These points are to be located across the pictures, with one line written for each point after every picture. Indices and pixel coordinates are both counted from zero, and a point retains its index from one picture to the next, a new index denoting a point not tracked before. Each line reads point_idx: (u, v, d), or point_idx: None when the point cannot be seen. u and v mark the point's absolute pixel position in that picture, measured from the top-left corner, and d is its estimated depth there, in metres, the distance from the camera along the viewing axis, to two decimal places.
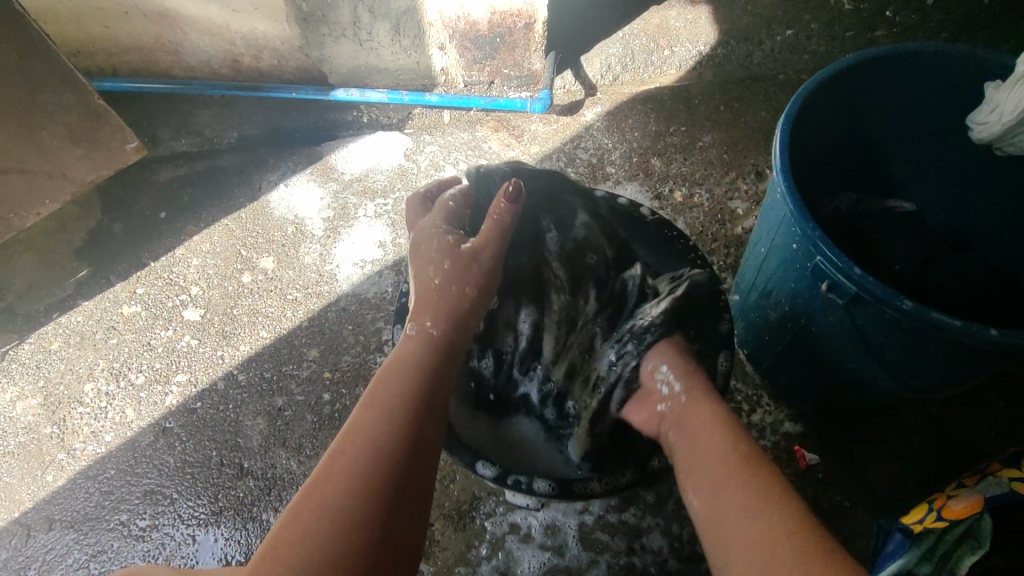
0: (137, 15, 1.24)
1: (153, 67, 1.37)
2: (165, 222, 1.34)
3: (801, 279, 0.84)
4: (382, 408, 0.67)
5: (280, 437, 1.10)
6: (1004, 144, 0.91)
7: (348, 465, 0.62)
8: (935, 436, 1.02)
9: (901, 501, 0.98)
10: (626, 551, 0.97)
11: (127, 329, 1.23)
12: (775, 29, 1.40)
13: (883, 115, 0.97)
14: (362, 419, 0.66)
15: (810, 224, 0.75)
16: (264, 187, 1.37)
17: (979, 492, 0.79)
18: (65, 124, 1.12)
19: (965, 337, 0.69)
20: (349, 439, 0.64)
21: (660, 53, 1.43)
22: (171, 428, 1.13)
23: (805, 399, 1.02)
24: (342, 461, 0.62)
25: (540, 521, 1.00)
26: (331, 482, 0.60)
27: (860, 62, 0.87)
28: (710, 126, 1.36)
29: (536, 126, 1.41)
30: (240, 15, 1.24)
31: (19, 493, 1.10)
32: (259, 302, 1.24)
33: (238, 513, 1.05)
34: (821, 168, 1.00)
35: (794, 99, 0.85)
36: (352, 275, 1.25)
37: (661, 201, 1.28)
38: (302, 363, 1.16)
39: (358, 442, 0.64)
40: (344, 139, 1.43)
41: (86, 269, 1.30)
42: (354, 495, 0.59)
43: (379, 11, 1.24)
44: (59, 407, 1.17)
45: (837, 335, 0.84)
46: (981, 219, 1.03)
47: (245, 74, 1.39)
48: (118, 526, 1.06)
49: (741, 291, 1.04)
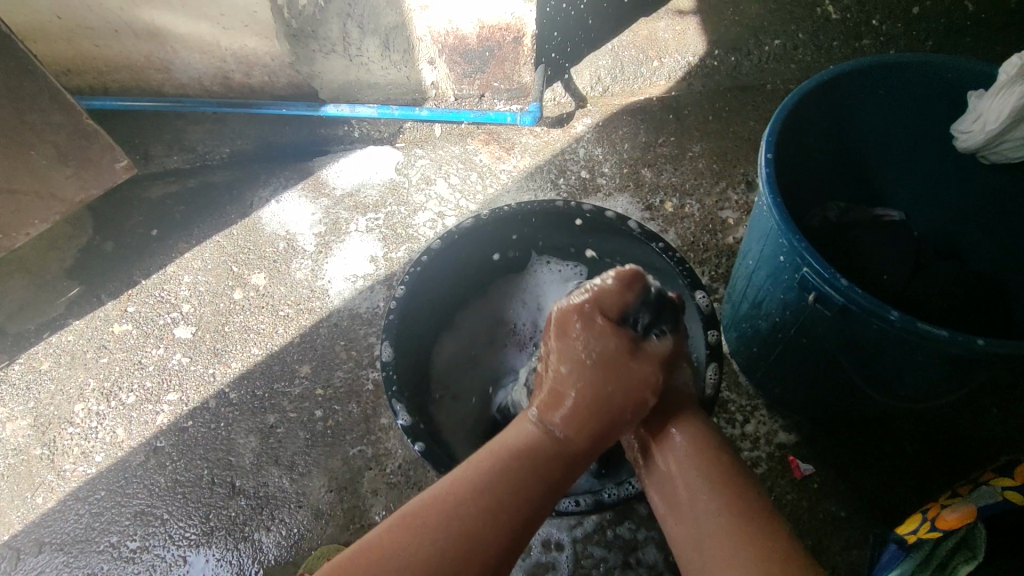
0: (126, 34, 1.25)
1: (143, 85, 1.38)
2: (156, 240, 1.34)
3: (789, 290, 0.84)
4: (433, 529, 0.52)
5: (271, 456, 1.09)
6: (990, 152, 0.91)
7: (408, 558, 0.50)
8: (929, 445, 1.02)
9: (895, 512, 0.97)
10: (622, 565, 0.97)
11: (118, 348, 1.23)
12: (762, 39, 1.42)
13: (868, 126, 0.97)
14: (397, 537, 0.51)
15: (795, 236, 0.75)
16: (255, 203, 1.37)
17: (972, 501, 0.78)
18: (53, 144, 1.12)
19: (953, 347, 0.69)
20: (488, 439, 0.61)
21: (649, 65, 1.43)
22: (162, 447, 1.12)
23: (798, 409, 1.01)
24: (449, 501, 0.54)
25: (535, 536, 0.99)
26: (452, 510, 0.53)
27: (844, 74, 0.88)
28: (700, 136, 1.37)
29: (526, 138, 1.41)
30: (230, 32, 1.25)
31: (8, 516, 1.09)
32: (251, 319, 1.24)
33: (230, 533, 1.04)
34: (808, 179, 1.01)
35: (780, 110, 0.85)
36: (344, 290, 1.25)
37: (652, 211, 1.28)
38: (294, 380, 1.16)
39: (408, 542, 0.51)
40: (336, 154, 1.43)
41: (76, 287, 1.29)
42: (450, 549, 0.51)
43: (369, 26, 1.26)
44: (49, 427, 1.16)
45: (827, 345, 0.84)
46: (972, 228, 1.03)
47: (235, 91, 1.40)
48: (109, 548, 1.05)
49: (733, 302, 1.04)
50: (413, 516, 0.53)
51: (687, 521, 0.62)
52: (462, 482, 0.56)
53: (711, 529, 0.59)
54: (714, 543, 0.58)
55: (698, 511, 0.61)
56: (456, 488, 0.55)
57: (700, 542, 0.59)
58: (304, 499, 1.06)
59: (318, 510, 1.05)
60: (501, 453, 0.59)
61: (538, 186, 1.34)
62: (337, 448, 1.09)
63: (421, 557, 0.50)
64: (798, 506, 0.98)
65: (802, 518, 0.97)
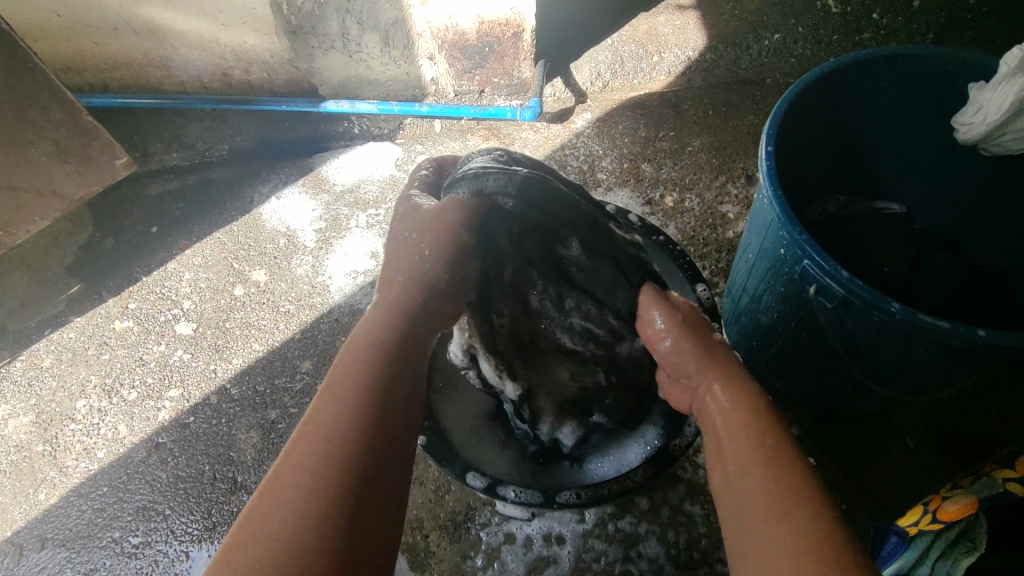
0: (126, 30, 1.25)
1: (142, 82, 1.38)
2: (156, 236, 1.34)
3: (789, 284, 0.84)
4: (338, 392, 0.62)
5: (272, 451, 1.09)
6: (990, 143, 0.91)
7: (276, 519, 0.53)
8: (930, 437, 1.02)
9: (895, 505, 0.97)
10: (623, 558, 0.97)
11: (120, 345, 1.23)
12: (762, 34, 1.42)
13: (868, 118, 0.97)
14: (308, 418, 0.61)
15: (796, 229, 0.75)
16: (255, 199, 1.37)
17: (973, 493, 0.78)
18: (53, 140, 1.12)
19: (953, 339, 0.69)
20: (339, 372, 0.65)
21: (649, 59, 1.45)
22: (164, 443, 1.13)
23: (800, 403, 1.01)
24: (304, 448, 0.58)
25: (537, 529, 0.99)
26: (294, 468, 0.56)
27: (843, 66, 0.88)
28: (700, 130, 1.36)
29: (526, 133, 1.41)
30: (229, 28, 1.25)
31: (10, 512, 1.09)
32: (252, 315, 1.24)
33: (232, 528, 1.04)
34: (808, 173, 1.01)
35: (779, 103, 0.85)
36: (344, 285, 1.25)
37: (653, 206, 1.28)
38: (296, 375, 1.16)
39: (326, 410, 0.61)
40: (335, 150, 1.43)
41: (77, 284, 1.29)
42: (307, 503, 0.54)
43: (368, 22, 1.25)
44: (51, 424, 1.16)
45: (828, 338, 0.84)
46: (973, 221, 1.03)
47: (235, 87, 1.39)
48: (111, 544, 1.05)
49: (733, 296, 1.04)
50: (322, 393, 0.62)
51: (726, 493, 0.61)
52: (351, 362, 0.66)
53: (756, 520, 0.56)
54: (750, 518, 0.56)
55: (743, 493, 0.59)
56: (312, 430, 0.59)
57: (739, 515, 0.57)
58: None
59: None
60: (362, 341, 0.68)
61: None
62: None
63: (284, 515, 0.53)
64: None
65: None
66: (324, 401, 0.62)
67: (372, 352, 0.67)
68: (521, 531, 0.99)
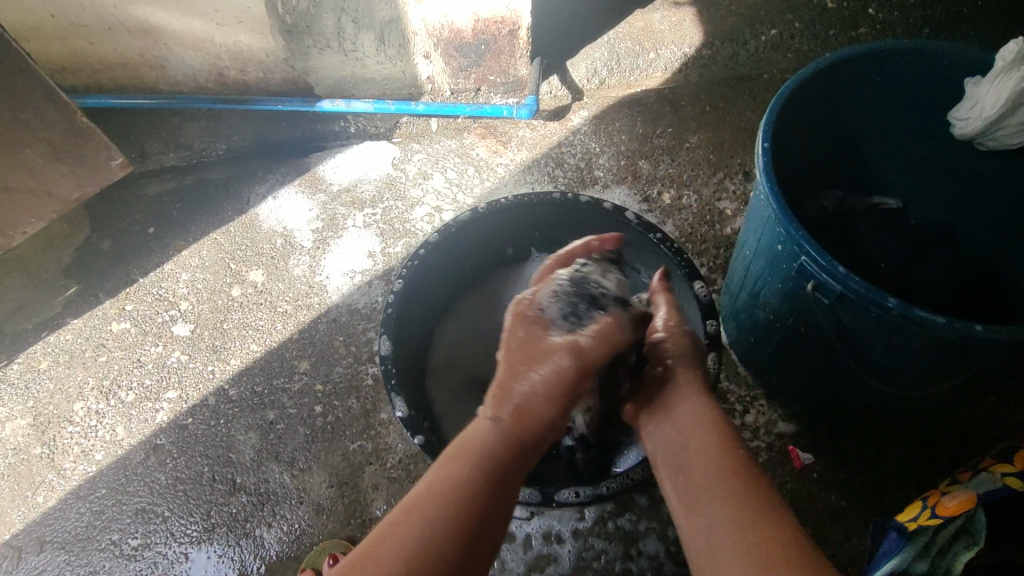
0: (120, 31, 1.24)
1: (138, 82, 1.37)
2: (153, 238, 1.34)
3: (787, 280, 0.84)
4: (445, 498, 0.59)
5: (271, 452, 1.09)
6: (984, 138, 0.91)
7: None
8: (930, 433, 1.02)
9: (893, 500, 0.97)
10: (623, 556, 0.97)
11: (117, 346, 1.23)
12: (759, 29, 1.42)
13: (865, 114, 0.97)
14: (422, 498, 0.59)
15: (794, 225, 0.75)
16: (251, 200, 1.37)
17: (972, 487, 0.80)
18: (48, 142, 1.11)
19: (951, 334, 0.69)
20: (451, 466, 0.63)
21: (646, 56, 1.44)
22: (162, 445, 1.12)
23: (798, 398, 1.01)
24: (399, 543, 0.56)
25: (537, 528, 0.99)
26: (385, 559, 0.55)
27: (839, 63, 0.88)
28: (697, 127, 1.36)
29: (522, 131, 1.40)
30: (224, 28, 1.24)
31: (9, 515, 1.09)
32: (249, 316, 1.23)
33: (231, 529, 1.04)
34: (805, 169, 1.01)
35: (775, 99, 0.85)
36: (342, 285, 1.24)
37: (650, 203, 1.28)
38: (294, 376, 1.15)
39: (429, 507, 0.59)
40: (331, 150, 1.42)
41: (74, 286, 1.29)
42: None
43: (363, 21, 1.25)
44: (48, 427, 1.16)
45: (825, 334, 0.84)
46: (971, 216, 1.03)
47: (231, 87, 1.39)
48: (110, 546, 1.05)
49: (730, 292, 1.04)
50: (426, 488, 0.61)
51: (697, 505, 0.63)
52: (464, 464, 0.63)
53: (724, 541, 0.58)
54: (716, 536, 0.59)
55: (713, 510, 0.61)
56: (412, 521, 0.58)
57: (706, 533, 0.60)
58: (304, 495, 1.06)
59: (319, 506, 1.05)
60: (479, 442, 0.65)
61: (535, 180, 1.34)
62: (336, 444, 1.09)
63: None
64: (800, 496, 0.98)
65: (803, 507, 0.98)
66: (434, 490, 0.60)
67: (486, 459, 0.64)
68: (521, 529, 0.99)
